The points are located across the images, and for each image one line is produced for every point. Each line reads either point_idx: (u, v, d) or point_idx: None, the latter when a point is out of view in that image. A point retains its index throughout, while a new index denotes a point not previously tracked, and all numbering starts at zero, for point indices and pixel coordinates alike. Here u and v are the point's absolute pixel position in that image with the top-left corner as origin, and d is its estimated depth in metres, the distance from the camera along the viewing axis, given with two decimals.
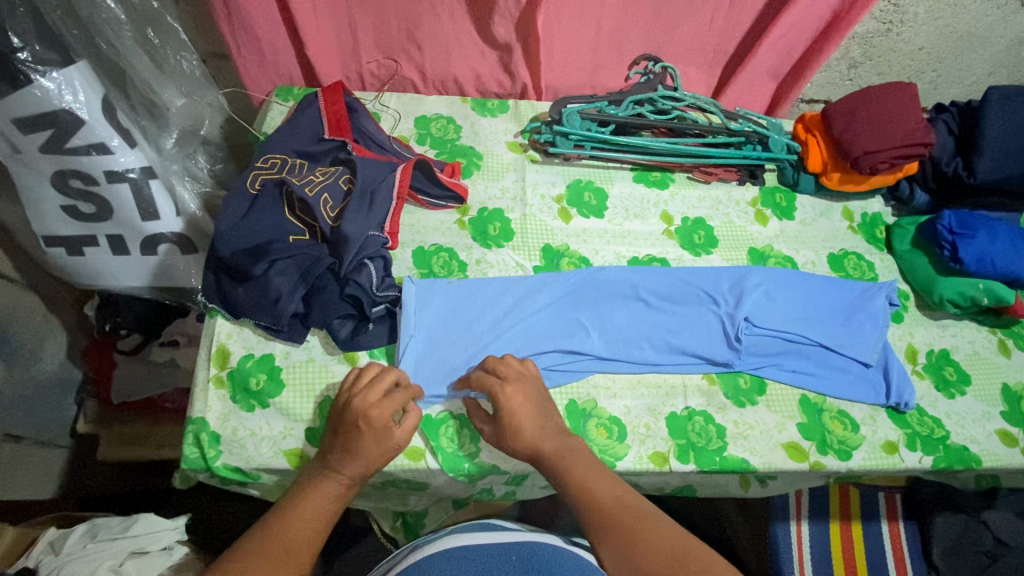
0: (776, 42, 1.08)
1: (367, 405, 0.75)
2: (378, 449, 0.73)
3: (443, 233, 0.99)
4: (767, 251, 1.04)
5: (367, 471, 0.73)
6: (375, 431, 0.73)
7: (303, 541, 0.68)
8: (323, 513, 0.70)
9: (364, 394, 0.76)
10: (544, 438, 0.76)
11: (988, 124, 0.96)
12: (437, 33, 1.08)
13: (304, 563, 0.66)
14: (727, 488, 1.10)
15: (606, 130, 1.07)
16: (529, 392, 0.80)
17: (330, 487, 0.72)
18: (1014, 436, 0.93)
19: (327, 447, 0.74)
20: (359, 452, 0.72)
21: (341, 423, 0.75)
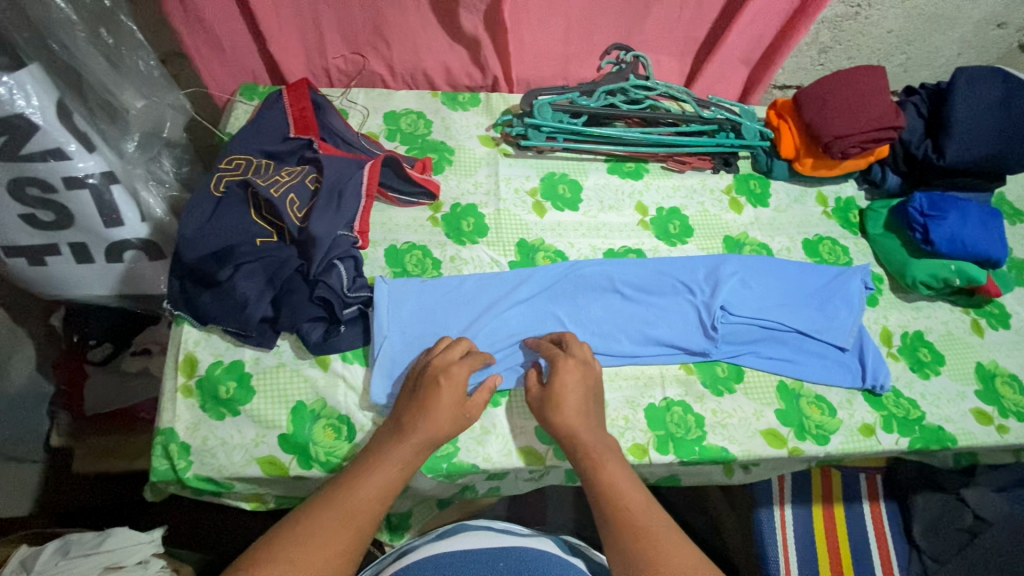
0: (746, 28, 1.07)
1: (445, 364, 0.78)
2: (454, 410, 0.75)
3: (415, 230, 0.97)
4: (742, 239, 1.04)
5: (436, 435, 0.73)
6: (453, 392, 0.76)
7: (367, 506, 0.67)
8: (391, 480, 0.70)
9: (444, 355, 0.79)
10: (583, 426, 0.76)
11: (957, 105, 0.96)
12: (403, 26, 1.06)
13: (366, 528, 0.66)
14: (710, 476, 1.10)
15: (579, 121, 1.05)
16: (586, 377, 0.81)
17: (399, 451, 0.72)
18: (988, 415, 0.95)
19: (403, 411, 0.75)
20: (434, 409, 0.74)
21: (419, 383, 0.77)
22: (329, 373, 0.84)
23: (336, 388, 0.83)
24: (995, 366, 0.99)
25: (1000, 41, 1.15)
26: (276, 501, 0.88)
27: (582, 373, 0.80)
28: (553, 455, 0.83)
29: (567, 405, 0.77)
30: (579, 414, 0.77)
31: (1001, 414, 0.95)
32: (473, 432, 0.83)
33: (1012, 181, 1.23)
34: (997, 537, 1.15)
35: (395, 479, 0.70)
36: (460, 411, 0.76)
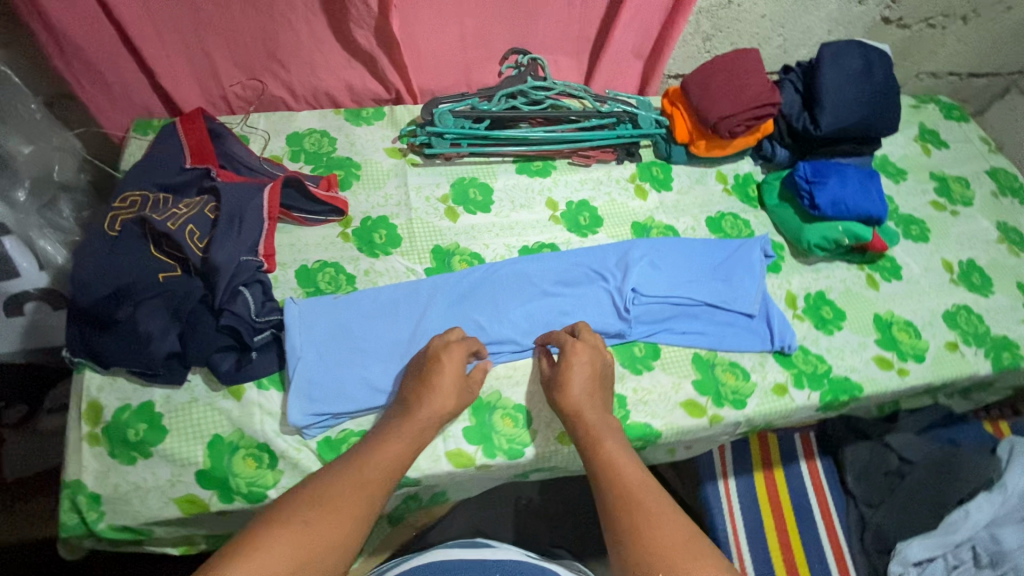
0: (629, 23, 1.12)
1: (444, 344, 0.83)
2: (457, 381, 0.80)
3: (327, 248, 0.96)
4: (648, 224, 1.09)
5: (444, 406, 0.78)
6: (455, 368, 0.81)
7: (378, 477, 0.68)
8: (399, 454, 0.72)
9: (445, 336, 0.85)
10: (588, 407, 0.81)
11: (826, 76, 1.03)
12: (295, 47, 1.07)
13: (376, 497, 0.66)
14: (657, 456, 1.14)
15: (482, 126, 1.07)
16: (594, 367, 0.85)
17: (407, 426, 0.75)
18: (888, 360, 1.02)
19: (408, 392, 0.80)
20: (438, 386, 0.79)
21: (421, 366, 0.82)
22: (244, 403, 0.82)
23: (252, 416, 0.81)
24: (891, 315, 1.07)
25: (864, 17, 1.22)
26: (207, 542, 0.86)
27: (591, 361, 0.85)
28: (482, 455, 0.84)
29: (572, 389, 0.82)
30: (587, 404, 0.81)
31: (900, 358, 1.03)
32: None
33: (893, 144, 1.32)
34: (920, 477, 1.22)
35: (405, 451, 0.73)
36: (463, 387, 0.81)
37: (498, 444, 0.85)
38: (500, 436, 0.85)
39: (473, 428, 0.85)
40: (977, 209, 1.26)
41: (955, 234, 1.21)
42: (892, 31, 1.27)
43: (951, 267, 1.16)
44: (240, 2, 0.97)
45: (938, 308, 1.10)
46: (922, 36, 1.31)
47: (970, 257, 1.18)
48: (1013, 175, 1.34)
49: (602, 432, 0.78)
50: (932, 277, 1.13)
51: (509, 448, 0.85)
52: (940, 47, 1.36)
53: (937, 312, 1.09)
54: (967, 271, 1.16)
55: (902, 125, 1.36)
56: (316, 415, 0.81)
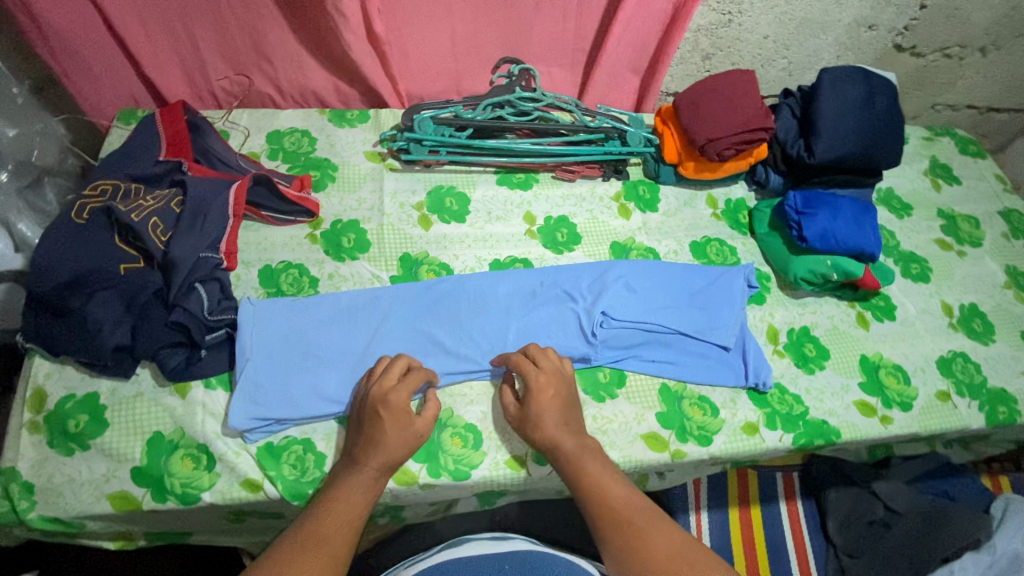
0: (623, 38, 1.09)
1: (384, 392, 0.78)
2: (404, 433, 0.76)
3: (292, 249, 0.95)
4: (628, 245, 1.05)
5: (391, 459, 0.75)
6: (399, 421, 0.76)
7: (336, 535, 0.69)
8: (359, 503, 0.72)
9: (383, 381, 0.79)
10: (564, 435, 0.79)
11: (823, 102, 0.98)
12: (282, 45, 1.06)
13: (337, 556, 0.68)
14: None
15: (464, 134, 1.05)
16: (563, 394, 0.82)
17: (354, 479, 0.74)
18: (872, 406, 0.96)
19: (354, 443, 0.76)
20: (382, 441, 0.75)
21: (363, 416, 0.77)
22: (188, 402, 0.81)
23: (194, 416, 0.80)
24: (879, 358, 1.01)
25: (875, 43, 1.17)
26: (146, 538, 0.85)
27: (559, 387, 0.82)
28: (426, 474, 0.81)
29: (545, 424, 0.79)
30: (564, 434, 0.79)
31: (885, 405, 0.96)
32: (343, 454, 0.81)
33: (901, 177, 1.26)
34: (907, 528, 1.16)
35: (362, 501, 0.73)
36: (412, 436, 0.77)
37: (444, 464, 0.82)
38: (447, 456, 0.82)
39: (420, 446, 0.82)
40: (986, 250, 1.19)
41: (958, 275, 1.14)
42: (905, 59, 1.22)
43: (951, 310, 1.09)
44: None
45: (932, 353, 1.03)
46: (937, 66, 1.25)
47: (973, 301, 1.11)
48: None
49: (582, 456, 0.78)
50: (928, 319, 1.07)
51: (455, 469, 0.81)
52: (958, 78, 1.29)
53: (930, 358, 1.03)
54: (968, 316, 1.09)
55: (913, 157, 1.30)
56: (259, 420, 0.80)
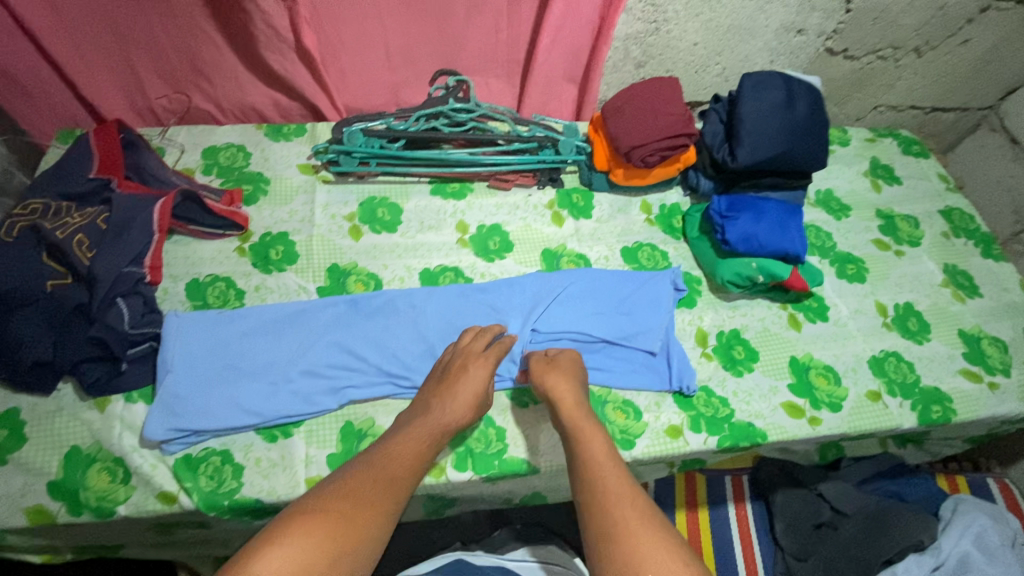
0: (552, 48, 1.11)
1: (469, 356, 0.85)
2: (476, 393, 0.81)
3: (221, 261, 0.96)
4: (560, 251, 1.07)
5: (459, 412, 0.80)
6: (475, 381, 0.82)
7: (403, 476, 0.71)
8: (419, 454, 0.74)
9: (471, 343, 0.87)
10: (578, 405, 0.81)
11: (745, 105, 1.00)
12: (218, 63, 1.08)
13: (400, 495, 0.70)
14: None
15: (395, 146, 1.06)
16: (575, 379, 0.85)
17: (423, 429, 0.77)
18: (799, 407, 0.96)
19: (428, 394, 0.82)
20: (456, 392, 0.81)
21: (444, 371, 0.84)
22: (106, 415, 0.82)
23: (112, 429, 0.81)
24: (810, 359, 1.01)
25: (806, 47, 1.18)
26: (73, 552, 0.86)
27: (573, 369, 0.86)
28: None
29: (565, 403, 0.81)
30: (572, 399, 0.81)
31: (814, 406, 0.97)
32: (260, 466, 0.81)
33: (840, 178, 1.27)
34: (852, 528, 1.15)
35: (425, 451, 0.75)
36: (480, 397, 0.82)
37: None
38: None
39: (338, 456, 0.83)
40: (924, 250, 1.20)
41: (895, 275, 1.15)
42: (838, 62, 1.23)
43: (886, 310, 1.09)
44: (159, 18, 0.99)
45: (864, 353, 1.04)
46: (873, 68, 1.26)
47: (908, 300, 1.12)
48: (970, 216, 1.27)
49: (587, 427, 0.78)
50: (862, 320, 1.07)
51: None
52: (896, 80, 1.30)
53: (862, 358, 1.03)
54: (903, 315, 1.09)
55: (853, 159, 1.31)
56: (177, 431, 0.80)
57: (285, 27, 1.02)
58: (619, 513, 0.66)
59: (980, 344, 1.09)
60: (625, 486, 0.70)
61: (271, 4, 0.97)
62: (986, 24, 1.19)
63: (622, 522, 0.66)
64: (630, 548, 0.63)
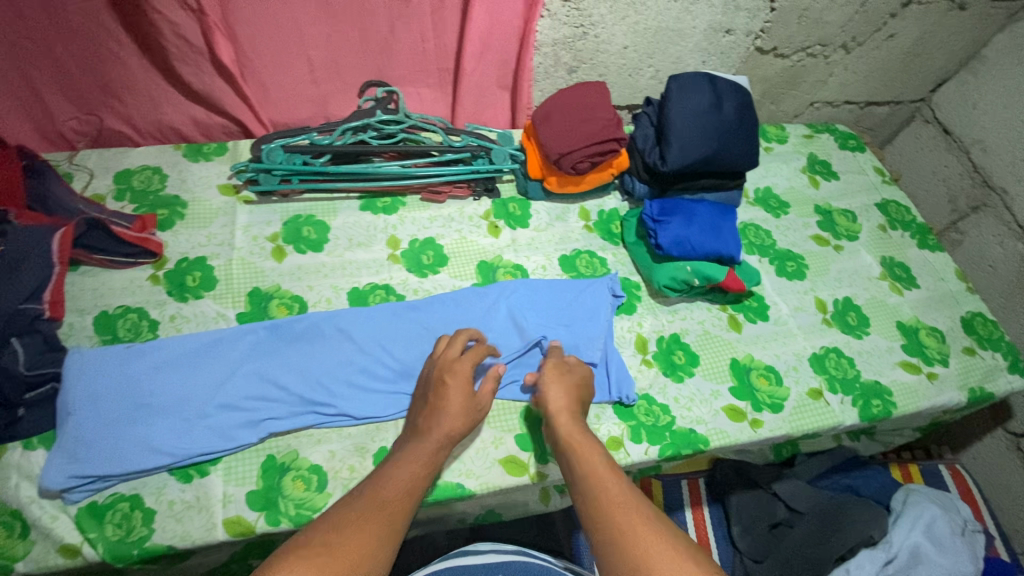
0: (479, 55, 1.09)
1: (449, 365, 0.80)
2: (465, 401, 0.78)
3: (132, 292, 0.91)
4: (496, 263, 1.04)
5: (449, 432, 0.75)
6: (463, 391, 0.78)
7: (397, 499, 0.64)
8: (414, 478, 0.68)
9: (447, 354, 0.82)
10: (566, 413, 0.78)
11: (672, 107, 0.99)
12: (130, 82, 1.02)
13: (396, 519, 0.62)
14: (529, 506, 1.09)
15: (319, 162, 1.02)
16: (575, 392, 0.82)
17: (417, 450, 0.72)
18: (740, 411, 0.95)
19: (414, 420, 0.78)
20: (442, 412, 0.76)
21: (427, 388, 0.80)
22: (2, 465, 0.76)
23: (7, 480, 0.75)
24: (750, 360, 1.00)
25: (736, 47, 1.18)
26: None
27: (580, 385, 0.84)
28: (263, 523, 0.76)
29: (566, 415, 0.78)
30: (568, 408, 0.80)
31: (755, 408, 0.95)
32: (172, 509, 0.76)
33: (778, 176, 1.27)
34: (807, 528, 1.14)
35: (420, 474, 0.69)
36: (471, 406, 0.78)
37: (284, 509, 0.77)
38: (288, 501, 0.78)
39: (258, 493, 0.78)
40: (862, 244, 1.21)
41: (835, 270, 1.15)
42: (770, 60, 1.23)
43: (825, 306, 1.09)
44: (58, 36, 0.93)
45: (805, 351, 1.03)
46: (804, 65, 1.26)
47: (847, 294, 1.12)
48: (905, 208, 1.29)
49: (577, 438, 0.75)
50: (802, 318, 1.07)
51: (296, 515, 0.77)
52: (828, 76, 1.31)
53: (803, 356, 1.02)
54: (842, 311, 1.10)
55: (791, 155, 1.32)
56: (79, 479, 0.75)
57: (196, 40, 0.97)
58: (630, 523, 0.61)
59: (918, 335, 1.10)
60: (631, 492, 0.66)
61: (177, 15, 0.93)
62: (910, 18, 1.21)
63: (631, 529, 0.61)
64: (642, 556, 0.58)
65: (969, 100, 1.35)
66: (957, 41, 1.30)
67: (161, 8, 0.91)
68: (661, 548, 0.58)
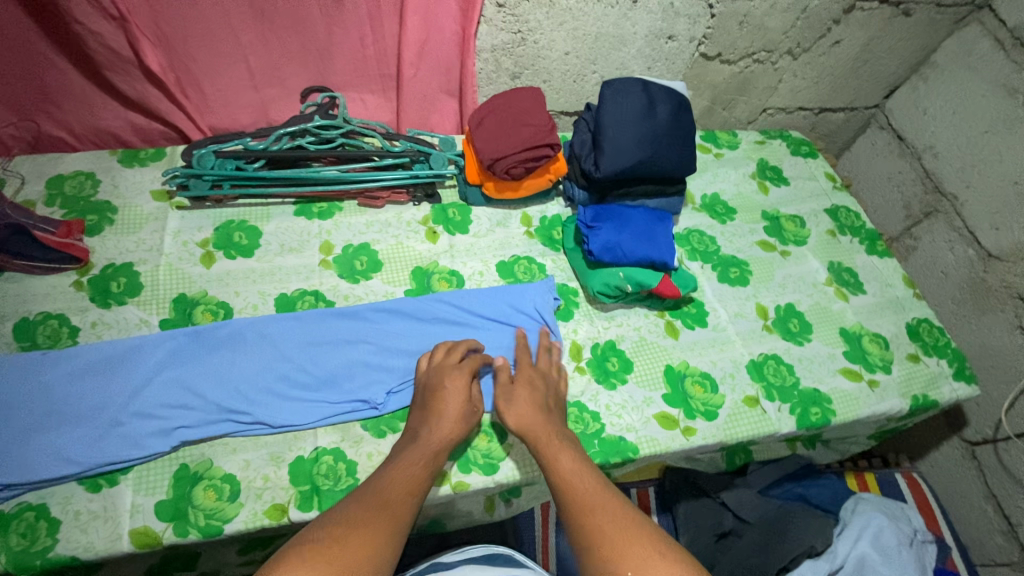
0: (418, 61, 1.08)
1: (444, 375, 0.84)
2: (462, 406, 0.81)
3: (55, 298, 0.90)
4: (431, 268, 1.03)
5: (450, 435, 0.78)
6: (461, 393, 0.82)
7: (402, 497, 0.67)
8: (418, 477, 0.71)
9: (439, 364, 0.85)
10: (546, 421, 0.80)
11: (603, 113, 0.99)
12: (65, 89, 1.01)
13: (400, 516, 0.64)
14: (473, 516, 1.05)
15: (253, 167, 1.02)
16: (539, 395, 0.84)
17: (417, 453, 0.74)
18: (673, 418, 0.93)
19: (417, 422, 0.80)
20: (443, 414, 0.79)
21: (426, 393, 0.83)
22: None
23: None
24: (685, 367, 0.99)
25: (680, 53, 1.18)
26: None
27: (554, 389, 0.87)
28: (171, 533, 0.75)
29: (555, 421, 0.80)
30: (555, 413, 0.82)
31: (688, 416, 0.94)
32: (78, 519, 0.75)
33: (727, 181, 1.27)
34: (751, 538, 1.12)
35: (423, 474, 0.71)
36: (466, 411, 0.81)
37: (193, 520, 0.76)
38: (197, 511, 0.76)
39: (168, 503, 0.77)
40: (809, 250, 1.20)
41: (779, 277, 1.14)
42: (716, 66, 1.23)
43: (767, 312, 1.09)
44: None
45: (743, 358, 1.02)
46: (752, 71, 1.26)
47: (790, 301, 1.11)
48: (855, 214, 1.29)
49: (557, 446, 0.76)
50: (741, 324, 1.06)
51: (204, 526, 0.75)
52: (778, 82, 1.31)
53: (740, 363, 1.01)
54: (784, 317, 1.09)
55: (741, 161, 1.31)
56: None
57: (123, 49, 0.96)
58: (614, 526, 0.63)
59: (861, 342, 1.09)
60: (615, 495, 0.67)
61: (103, 24, 0.93)
62: (854, 24, 1.21)
63: (614, 533, 0.62)
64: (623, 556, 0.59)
65: (921, 106, 1.35)
66: (906, 46, 1.30)
67: (83, 17, 0.91)
68: (638, 548, 0.59)
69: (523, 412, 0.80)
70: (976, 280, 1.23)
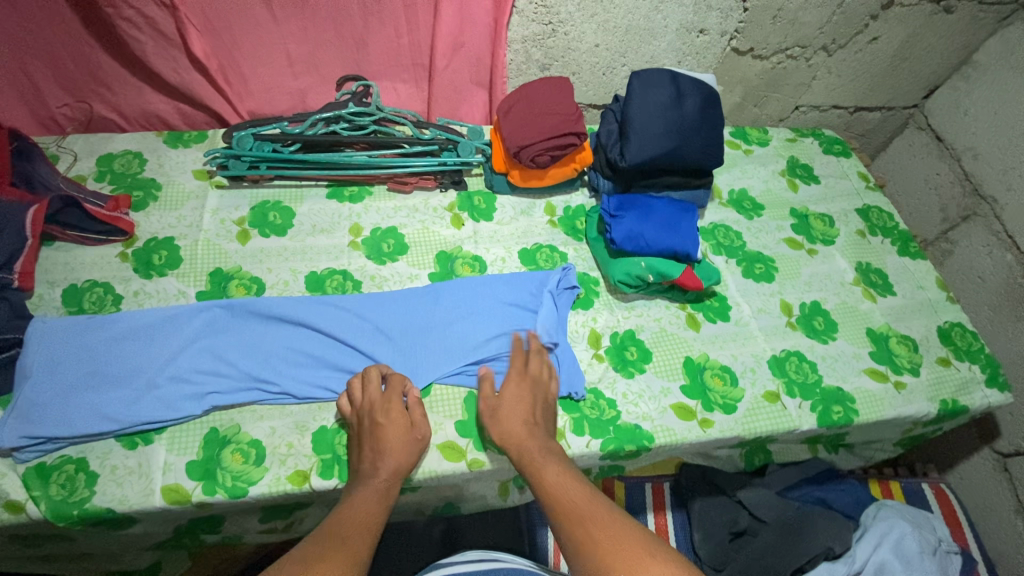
0: (450, 51, 1.10)
1: (372, 401, 0.82)
2: (402, 433, 0.80)
3: (101, 267, 0.95)
4: (455, 253, 1.06)
5: (399, 462, 0.78)
6: (397, 420, 0.80)
7: (356, 535, 0.65)
8: (372, 512, 0.70)
9: (366, 394, 0.83)
10: (529, 436, 0.78)
11: (633, 104, 0.99)
12: (117, 73, 1.07)
13: (360, 552, 0.63)
14: (488, 501, 1.06)
15: (288, 150, 1.05)
16: (534, 398, 0.84)
17: (369, 490, 0.73)
18: (690, 409, 0.93)
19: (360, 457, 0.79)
20: (387, 443, 0.78)
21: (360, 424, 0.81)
22: None
23: None
24: (705, 359, 0.99)
25: (711, 47, 1.17)
26: None
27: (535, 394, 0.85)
28: (200, 492, 0.78)
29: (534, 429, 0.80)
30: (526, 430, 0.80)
31: (706, 408, 0.94)
32: (115, 474, 0.79)
33: (755, 177, 1.26)
34: (767, 536, 1.10)
35: (376, 511, 0.71)
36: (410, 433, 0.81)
37: (221, 481, 0.79)
38: (225, 472, 0.80)
39: (198, 463, 0.81)
40: (837, 248, 1.18)
41: (805, 275, 1.13)
42: (748, 62, 1.22)
43: (791, 309, 1.07)
44: (49, 28, 0.97)
45: (765, 353, 1.01)
46: (785, 67, 1.25)
47: (816, 299, 1.10)
48: (887, 214, 1.26)
49: (540, 459, 0.75)
50: (764, 320, 1.05)
51: (230, 486, 0.79)
52: (811, 79, 1.29)
53: (762, 359, 1.01)
54: (809, 315, 1.07)
55: (771, 158, 1.30)
56: (30, 439, 0.78)
57: (170, 37, 1.01)
58: (600, 531, 0.62)
59: (888, 343, 1.06)
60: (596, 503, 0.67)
61: (151, 13, 0.97)
62: (893, 21, 1.18)
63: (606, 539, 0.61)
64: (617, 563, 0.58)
65: (961, 106, 1.31)
66: (946, 44, 1.26)
67: (134, 6, 0.95)
68: (628, 554, 0.59)
69: (508, 428, 0.80)
70: (1014, 286, 1.19)
